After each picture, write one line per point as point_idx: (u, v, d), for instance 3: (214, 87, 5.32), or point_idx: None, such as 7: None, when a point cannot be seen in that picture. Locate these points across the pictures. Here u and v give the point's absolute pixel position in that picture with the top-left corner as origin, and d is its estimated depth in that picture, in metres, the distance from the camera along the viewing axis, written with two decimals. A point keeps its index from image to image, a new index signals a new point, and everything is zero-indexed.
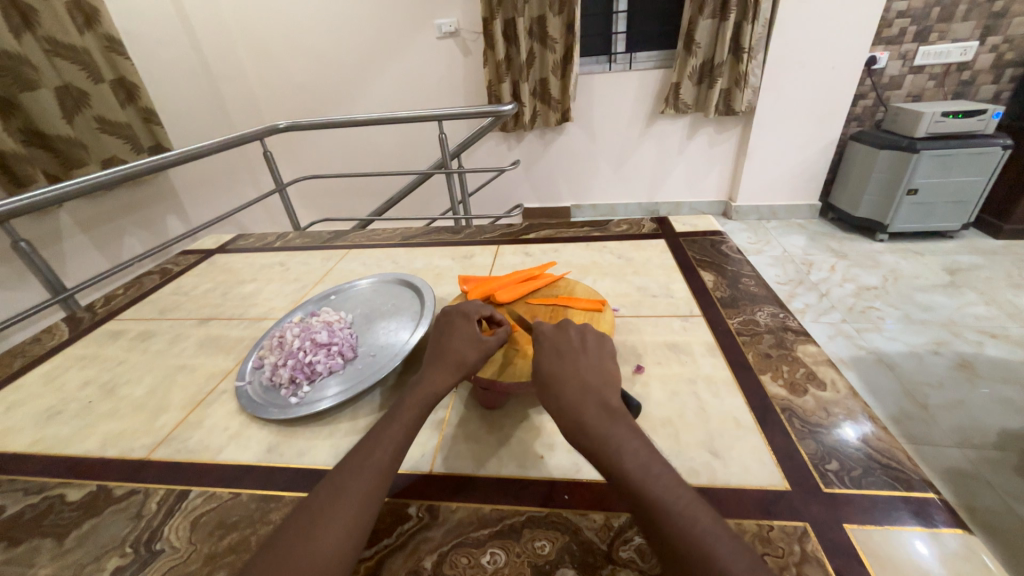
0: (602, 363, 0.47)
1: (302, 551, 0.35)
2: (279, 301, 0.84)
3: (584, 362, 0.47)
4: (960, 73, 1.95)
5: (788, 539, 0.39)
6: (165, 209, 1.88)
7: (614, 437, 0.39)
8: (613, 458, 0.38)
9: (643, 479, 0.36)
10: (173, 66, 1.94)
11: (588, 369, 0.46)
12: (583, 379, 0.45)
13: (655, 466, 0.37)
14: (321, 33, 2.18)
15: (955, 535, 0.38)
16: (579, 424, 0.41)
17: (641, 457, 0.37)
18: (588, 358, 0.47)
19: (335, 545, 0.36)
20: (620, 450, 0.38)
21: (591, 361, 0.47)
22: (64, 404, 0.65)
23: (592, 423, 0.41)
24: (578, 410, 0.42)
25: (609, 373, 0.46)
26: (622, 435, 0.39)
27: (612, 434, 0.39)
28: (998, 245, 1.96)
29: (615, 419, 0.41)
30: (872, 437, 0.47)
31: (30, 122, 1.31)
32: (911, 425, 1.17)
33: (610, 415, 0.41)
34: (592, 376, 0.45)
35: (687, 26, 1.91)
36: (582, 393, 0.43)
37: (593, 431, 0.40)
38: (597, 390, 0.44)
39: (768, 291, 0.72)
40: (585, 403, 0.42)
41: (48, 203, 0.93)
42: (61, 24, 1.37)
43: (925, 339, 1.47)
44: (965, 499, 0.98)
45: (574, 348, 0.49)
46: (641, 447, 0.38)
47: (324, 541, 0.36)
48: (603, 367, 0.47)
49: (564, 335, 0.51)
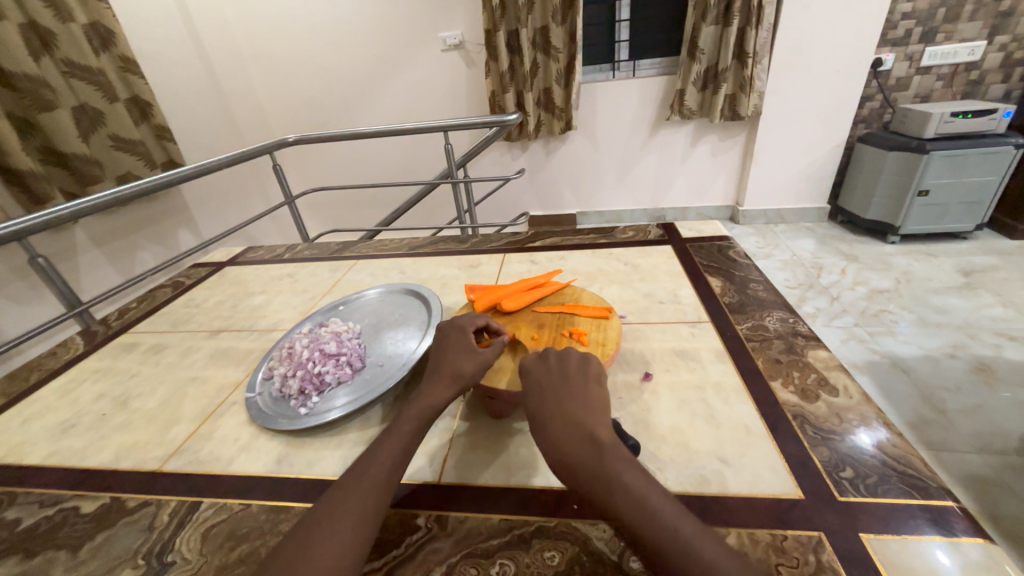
0: (585, 390, 0.46)
1: (299, 568, 0.35)
2: (289, 312, 0.85)
3: (568, 393, 0.46)
4: (968, 73, 1.93)
5: (803, 549, 0.38)
6: (177, 223, 1.92)
7: (604, 479, 0.38)
8: (606, 498, 0.37)
9: (639, 519, 0.35)
10: (187, 84, 1.99)
11: (571, 399, 0.45)
12: (567, 412, 0.44)
13: (652, 499, 0.36)
14: (329, 49, 2.22)
15: (976, 545, 0.37)
16: (570, 466, 0.40)
17: (635, 493, 0.36)
18: (570, 387, 0.46)
19: (332, 562, 0.36)
20: (612, 492, 0.37)
21: (573, 390, 0.46)
22: (79, 417, 0.67)
23: (580, 463, 0.40)
24: (566, 451, 0.41)
25: (593, 399, 0.45)
26: (610, 471, 0.38)
27: (602, 473, 0.38)
28: (1013, 246, 1.93)
29: (603, 454, 0.39)
30: (888, 443, 0.47)
31: (48, 142, 1.35)
32: (929, 431, 1.15)
33: (596, 449, 0.40)
34: (576, 406, 0.44)
35: (690, 33, 1.92)
36: (568, 429, 0.42)
37: (586, 472, 0.39)
38: (582, 422, 0.43)
39: (777, 296, 0.71)
40: (570, 439, 0.41)
41: (65, 218, 0.95)
42: (78, 46, 1.42)
43: (941, 342, 1.44)
44: (987, 507, 0.95)
45: (556, 379, 0.48)
46: (636, 481, 0.37)
47: (320, 559, 0.36)
48: (587, 393, 0.46)
49: (543, 366, 0.49)
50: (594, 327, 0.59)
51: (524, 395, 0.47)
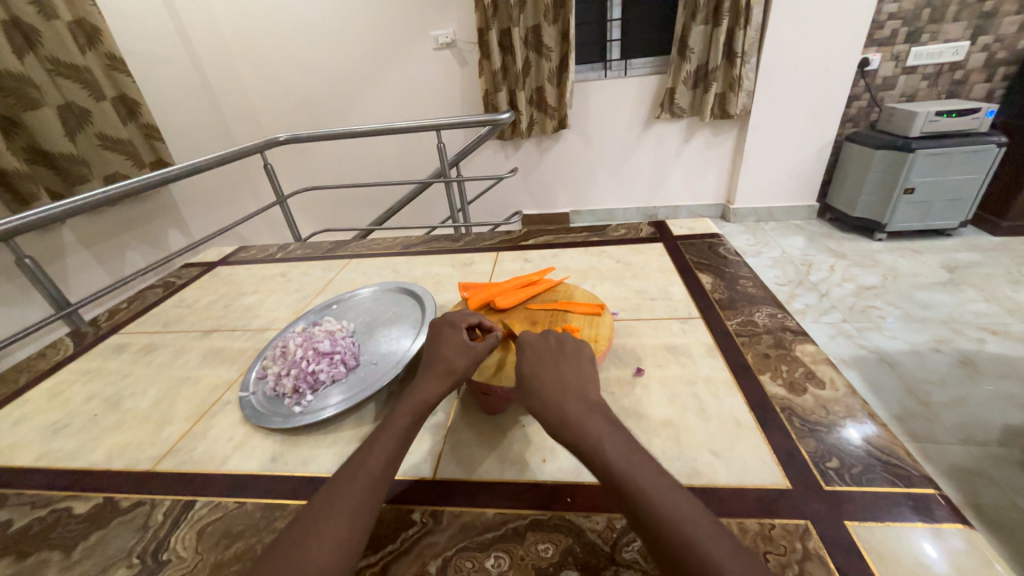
0: (580, 364, 0.47)
1: (294, 563, 0.35)
2: (282, 312, 0.85)
3: (564, 365, 0.47)
4: (952, 72, 1.97)
5: (790, 537, 0.39)
6: (167, 223, 1.90)
7: (595, 435, 0.39)
8: (597, 453, 0.38)
9: (623, 470, 0.36)
10: (175, 82, 1.97)
11: (567, 371, 0.46)
12: (563, 380, 0.45)
13: (636, 458, 0.37)
14: (321, 47, 2.21)
15: (956, 531, 0.38)
16: (560, 421, 0.41)
17: (621, 451, 0.38)
18: (566, 360, 0.48)
19: (327, 556, 0.36)
20: (601, 446, 0.38)
21: (570, 362, 0.47)
22: (69, 418, 0.66)
23: (573, 423, 0.41)
24: (559, 409, 0.42)
25: (588, 373, 0.47)
26: (602, 432, 0.39)
27: (593, 430, 0.40)
28: (996, 242, 1.97)
29: (597, 417, 0.41)
30: (874, 435, 0.48)
31: (33, 141, 1.33)
32: (915, 423, 1.17)
33: (591, 412, 0.41)
34: (572, 376, 0.46)
35: (681, 32, 1.94)
36: (562, 393, 0.44)
37: (576, 427, 0.40)
38: (577, 390, 0.44)
39: (766, 292, 0.73)
40: (566, 403, 0.42)
41: (53, 218, 0.94)
42: (63, 44, 1.40)
43: (926, 336, 1.47)
44: (971, 496, 0.98)
45: (553, 351, 0.49)
46: (627, 444, 0.38)
47: (314, 555, 0.36)
48: (583, 367, 0.47)
49: (543, 340, 0.51)
50: (587, 324, 0.60)
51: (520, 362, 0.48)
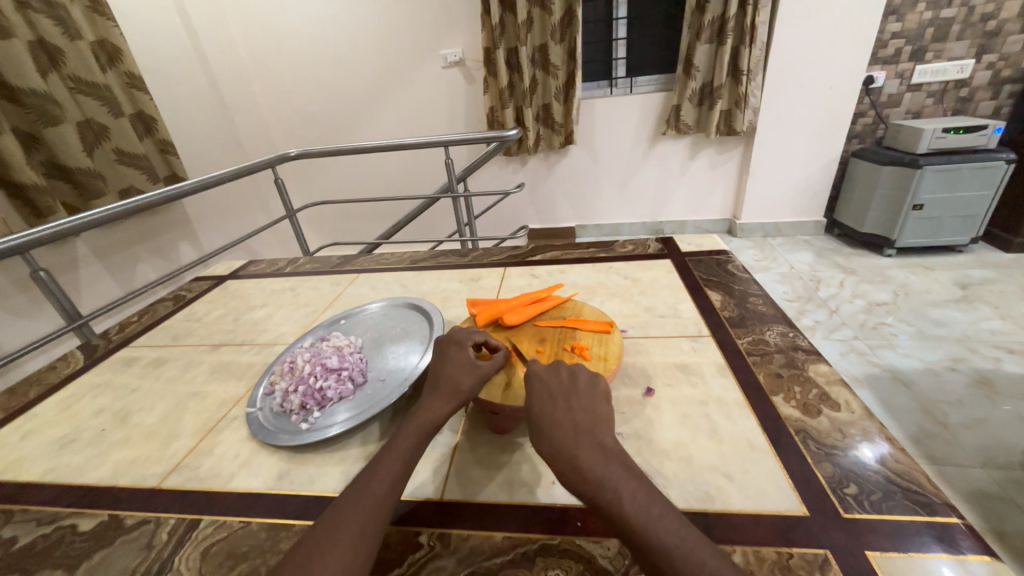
0: (592, 402, 0.46)
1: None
2: (290, 326, 0.85)
3: (576, 403, 0.46)
4: (958, 90, 1.97)
5: (809, 567, 0.38)
6: (178, 237, 1.93)
7: (610, 482, 0.38)
8: (612, 500, 0.37)
9: (642, 521, 0.35)
10: (191, 99, 2.02)
11: (579, 410, 0.45)
12: (575, 421, 0.44)
13: (654, 506, 0.36)
14: (332, 65, 2.26)
15: (982, 563, 0.37)
16: (573, 466, 0.40)
17: (638, 499, 0.37)
18: (578, 399, 0.47)
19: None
20: (617, 494, 0.37)
21: (581, 401, 0.46)
22: (78, 432, 0.66)
23: (587, 466, 0.40)
24: (572, 453, 0.41)
25: (600, 413, 0.45)
26: (617, 476, 0.38)
27: (607, 476, 0.39)
28: (1009, 259, 1.94)
29: (612, 463, 0.40)
30: (891, 459, 0.47)
31: (52, 156, 1.37)
32: (932, 445, 1.14)
33: (605, 456, 0.40)
34: (585, 416, 0.45)
35: (686, 51, 1.97)
36: (575, 436, 0.42)
37: (590, 475, 0.39)
38: (590, 432, 0.43)
39: (776, 310, 0.72)
40: (579, 445, 0.41)
41: (69, 232, 0.96)
42: (85, 63, 1.45)
43: (940, 355, 1.44)
44: (993, 523, 0.95)
45: (566, 389, 0.48)
46: (645, 493, 0.37)
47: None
48: (595, 407, 0.46)
49: (554, 376, 0.50)
50: (596, 342, 0.60)
51: (531, 401, 0.47)
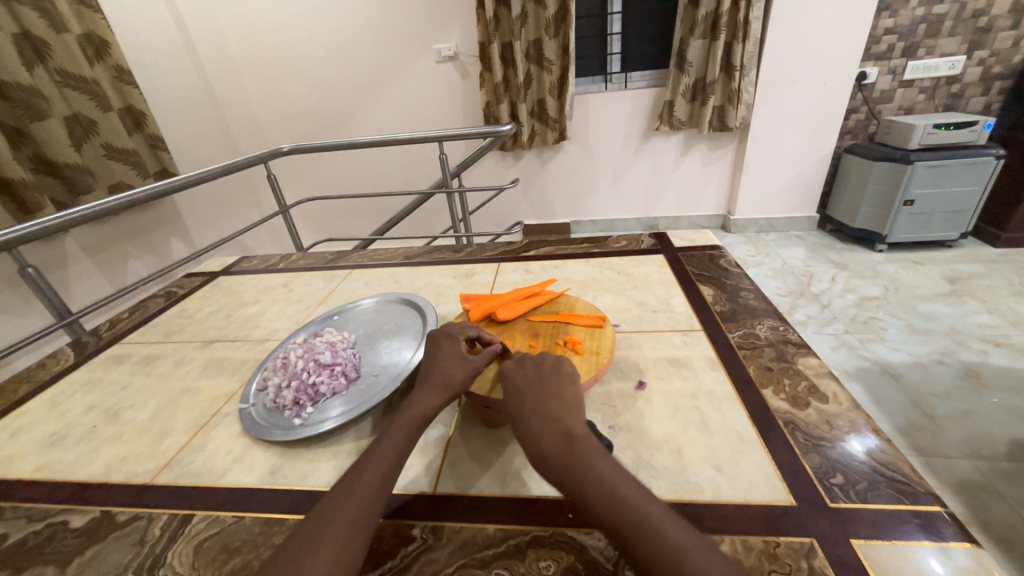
0: (560, 388, 0.47)
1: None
2: (283, 322, 0.85)
3: (543, 391, 0.46)
4: (949, 86, 1.98)
5: (795, 555, 0.38)
6: (170, 233, 1.91)
7: (576, 470, 0.38)
8: (578, 489, 0.37)
9: (608, 506, 0.35)
10: (182, 93, 2.00)
11: (547, 398, 0.45)
12: (542, 411, 0.44)
13: (620, 490, 0.36)
14: (324, 60, 2.24)
15: (963, 550, 0.38)
16: (544, 457, 0.41)
17: (603, 486, 0.37)
18: (546, 387, 0.47)
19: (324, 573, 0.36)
20: (584, 482, 0.37)
21: (547, 389, 0.47)
22: (69, 429, 0.66)
23: (554, 455, 0.40)
24: (539, 446, 0.41)
25: (568, 398, 0.46)
26: (581, 463, 0.39)
27: (573, 463, 0.39)
28: (997, 254, 1.97)
29: (577, 448, 0.40)
30: (877, 450, 0.47)
31: (40, 151, 1.35)
32: (920, 437, 1.16)
33: (570, 442, 0.41)
34: (552, 403, 0.45)
35: (680, 46, 1.97)
36: (542, 426, 0.43)
37: (558, 465, 0.39)
38: (556, 419, 0.43)
39: (767, 304, 0.72)
40: (546, 435, 0.42)
41: (57, 228, 0.95)
42: (72, 57, 1.43)
43: (929, 348, 1.46)
44: (978, 512, 0.96)
45: (534, 379, 0.48)
46: (610, 477, 0.37)
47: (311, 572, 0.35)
48: (563, 392, 0.46)
49: (522, 367, 0.50)
50: (589, 336, 0.60)
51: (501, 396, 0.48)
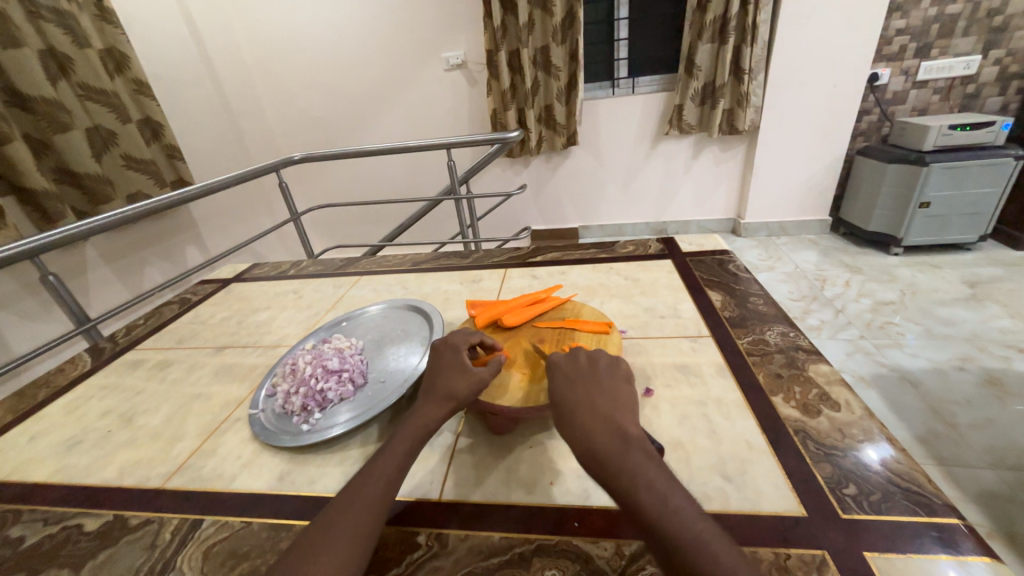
0: (614, 388, 0.47)
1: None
2: (292, 328, 0.86)
3: (597, 389, 0.46)
4: (965, 86, 1.95)
5: (806, 568, 0.37)
6: (185, 241, 1.95)
7: (629, 469, 0.38)
8: (629, 488, 0.37)
9: (657, 509, 0.35)
10: (198, 105, 2.05)
11: (600, 396, 0.45)
12: (594, 403, 0.44)
13: (671, 495, 0.36)
14: (335, 69, 2.28)
15: (983, 564, 0.36)
16: (594, 453, 0.40)
17: (655, 487, 0.36)
18: (600, 384, 0.47)
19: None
20: (628, 473, 0.38)
21: (603, 387, 0.47)
22: (84, 434, 0.67)
23: (605, 452, 0.40)
24: (592, 440, 0.41)
25: (622, 399, 0.45)
26: (634, 464, 0.38)
27: (624, 461, 0.39)
28: (1018, 257, 1.92)
29: (626, 443, 0.40)
30: (893, 460, 0.46)
31: (61, 162, 1.39)
32: (939, 445, 1.13)
33: (624, 442, 0.40)
34: (606, 402, 0.45)
35: (688, 51, 1.96)
36: (593, 418, 0.43)
37: (609, 461, 0.39)
38: (609, 414, 0.43)
39: (777, 310, 0.72)
40: (599, 432, 0.41)
41: (77, 236, 0.97)
42: (93, 71, 1.47)
43: (948, 354, 1.43)
44: (1003, 524, 0.93)
45: (587, 374, 0.48)
46: (658, 476, 0.37)
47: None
48: (616, 393, 0.46)
49: (574, 362, 0.50)
50: (595, 342, 0.60)
51: (552, 386, 0.48)
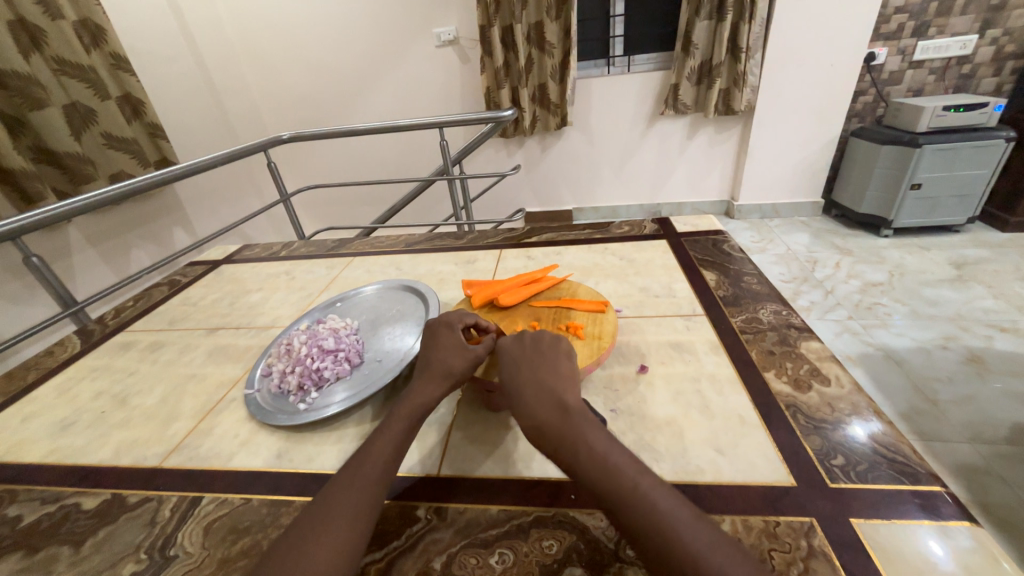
0: (557, 362, 0.47)
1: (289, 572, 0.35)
2: (286, 310, 0.85)
3: (541, 365, 0.47)
4: (960, 66, 1.94)
5: (795, 534, 0.39)
6: (171, 222, 1.91)
7: (572, 438, 0.39)
8: (572, 455, 0.38)
9: (601, 472, 0.36)
10: (179, 81, 1.99)
11: (544, 372, 0.46)
12: (537, 383, 0.45)
13: (614, 456, 0.37)
14: (323, 45, 2.21)
15: (963, 529, 0.38)
16: (539, 428, 0.41)
17: (597, 451, 0.37)
18: (543, 360, 0.48)
19: (322, 569, 0.35)
20: (576, 448, 0.38)
21: (546, 362, 0.47)
22: (78, 415, 0.67)
23: (549, 425, 0.41)
24: (535, 415, 0.42)
25: (564, 372, 0.46)
26: (577, 432, 0.39)
27: (569, 431, 0.39)
28: (1004, 238, 1.94)
29: (569, 416, 0.41)
30: (880, 433, 0.47)
31: (40, 141, 1.34)
32: (920, 421, 1.16)
33: (566, 413, 0.41)
34: (549, 376, 0.45)
35: (685, 28, 1.92)
36: (538, 396, 0.43)
37: (553, 434, 0.40)
38: (553, 391, 0.44)
39: (770, 289, 0.72)
40: (542, 407, 0.42)
41: (61, 217, 0.95)
42: (68, 44, 1.41)
43: (933, 334, 1.46)
44: (978, 494, 0.97)
45: (531, 354, 0.49)
46: (599, 439, 0.38)
47: (314, 564, 0.35)
48: (560, 367, 0.47)
49: (519, 343, 0.50)
50: (591, 321, 0.60)
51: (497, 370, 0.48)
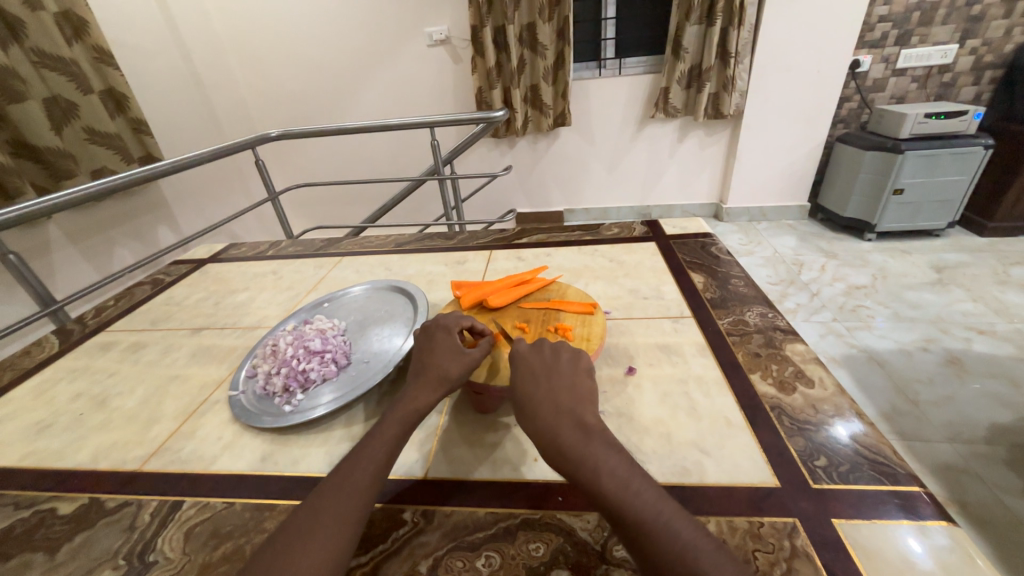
0: (574, 379, 0.47)
1: None
2: (272, 309, 0.84)
3: (557, 380, 0.47)
4: (941, 75, 1.99)
5: (778, 535, 0.39)
6: (155, 220, 1.87)
7: (592, 460, 0.39)
8: (592, 477, 0.38)
9: (621, 497, 0.36)
10: (164, 76, 1.96)
11: (561, 387, 0.46)
12: (556, 399, 0.45)
13: (635, 482, 0.37)
14: (314, 42, 2.18)
15: (941, 528, 0.39)
16: (557, 446, 0.41)
17: (619, 476, 0.37)
18: (560, 375, 0.47)
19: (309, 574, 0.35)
20: (597, 471, 0.38)
21: (564, 377, 0.47)
22: (54, 417, 0.65)
23: (568, 444, 0.41)
24: (553, 433, 0.42)
25: (581, 390, 0.46)
26: (598, 454, 0.39)
27: (588, 452, 0.39)
28: (982, 243, 2.00)
29: (589, 438, 0.41)
30: (861, 434, 0.48)
31: (18, 134, 1.31)
32: (902, 421, 1.19)
33: (586, 434, 0.41)
34: (567, 394, 0.45)
35: (675, 32, 1.94)
36: (555, 413, 0.43)
37: (571, 454, 0.40)
38: (571, 409, 0.44)
39: (757, 291, 0.73)
40: (559, 425, 0.42)
41: (40, 213, 0.92)
42: (48, 35, 1.38)
43: (914, 336, 1.49)
44: (957, 494, 0.99)
45: (547, 367, 0.49)
46: (619, 463, 0.38)
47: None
48: (576, 384, 0.47)
49: (537, 354, 0.50)
50: (580, 323, 0.60)
51: (513, 380, 0.48)
